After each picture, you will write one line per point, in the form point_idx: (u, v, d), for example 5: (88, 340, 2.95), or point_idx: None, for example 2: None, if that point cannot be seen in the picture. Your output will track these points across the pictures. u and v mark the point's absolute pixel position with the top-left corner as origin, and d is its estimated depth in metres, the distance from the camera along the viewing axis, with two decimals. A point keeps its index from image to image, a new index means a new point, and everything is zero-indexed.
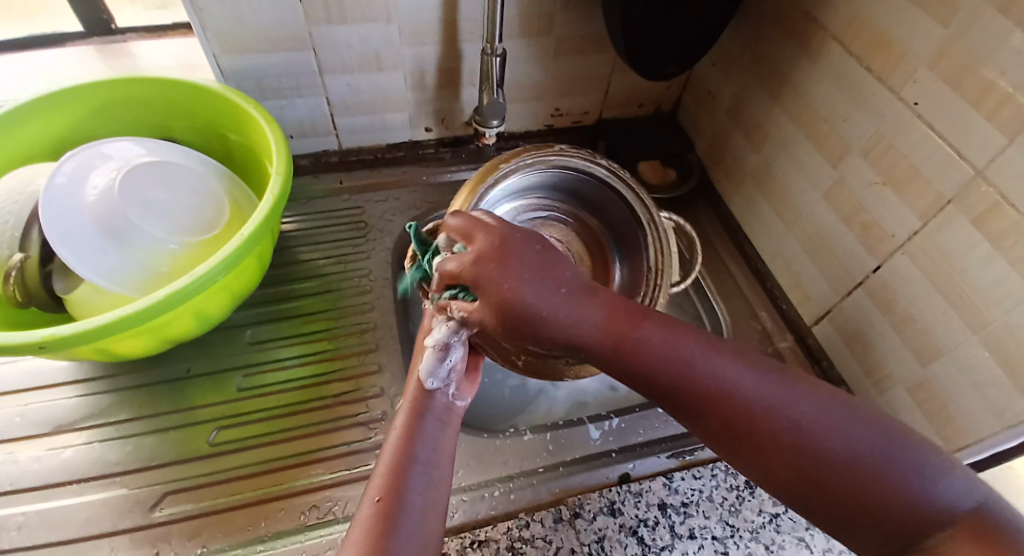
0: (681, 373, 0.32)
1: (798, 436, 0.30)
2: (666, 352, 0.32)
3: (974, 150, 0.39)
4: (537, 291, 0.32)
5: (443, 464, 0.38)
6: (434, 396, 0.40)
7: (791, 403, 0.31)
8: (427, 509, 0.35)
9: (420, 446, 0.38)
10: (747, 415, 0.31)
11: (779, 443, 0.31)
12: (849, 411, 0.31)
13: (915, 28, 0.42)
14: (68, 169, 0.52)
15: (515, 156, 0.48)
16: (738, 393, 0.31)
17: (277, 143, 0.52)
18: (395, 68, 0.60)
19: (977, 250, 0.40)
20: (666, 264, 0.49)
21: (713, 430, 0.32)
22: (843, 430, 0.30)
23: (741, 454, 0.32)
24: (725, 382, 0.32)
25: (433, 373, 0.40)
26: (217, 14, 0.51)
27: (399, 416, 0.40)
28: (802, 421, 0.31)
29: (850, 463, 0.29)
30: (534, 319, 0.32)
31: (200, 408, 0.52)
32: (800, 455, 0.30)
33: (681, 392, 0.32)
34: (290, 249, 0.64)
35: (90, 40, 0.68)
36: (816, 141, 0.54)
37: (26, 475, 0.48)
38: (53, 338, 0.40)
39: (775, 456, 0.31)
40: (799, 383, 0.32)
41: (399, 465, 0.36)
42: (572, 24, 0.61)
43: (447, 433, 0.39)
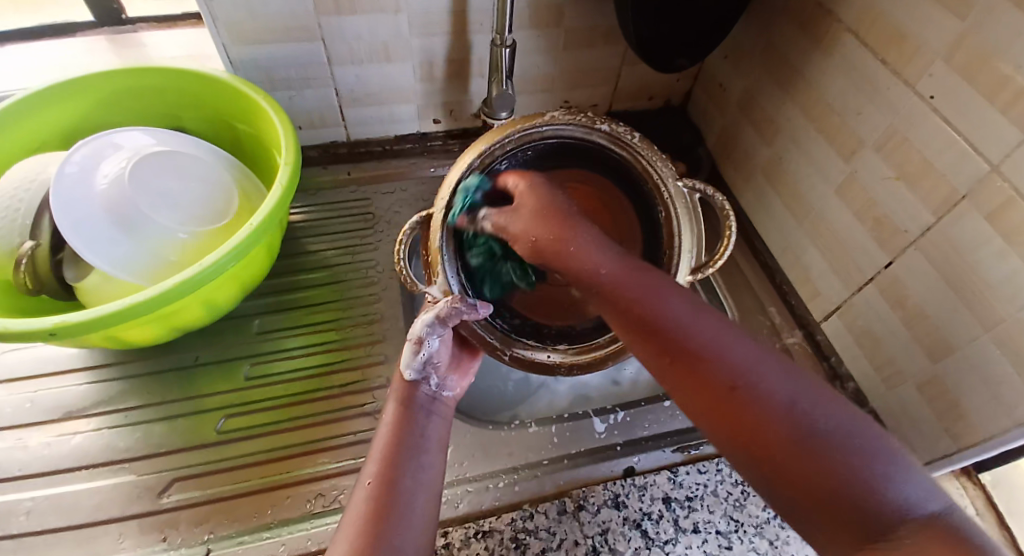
0: (669, 326, 0.34)
1: (775, 398, 0.30)
2: (669, 298, 0.36)
3: (989, 145, 0.38)
4: (578, 228, 0.39)
5: (435, 452, 0.38)
6: (418, 387, 0.41)
7: (773, 369, 0.32)
8: (422, 494, 0.35)
9: (415, 435, 0.38)
10: (727, 374, 0.31)
11: (755, 397, 0.30)
12: (828, 397, 0.31)
13: (932, 20, 0.41)
14: (78, 158, 0.52)
15: (496, 134, 0.43)
16: (723, 355, 0.32)
17: (286, 134, 0.52)
18: (404, 59, 0.60)
19: (991, 246, 0.40)
20: (682, 240, 0.43)
21: (688, 378, 0.32)
22: (820, 409, 0.30)
23: (712, 412, 0.31)
24: (712, 345, 0.33)
25: (412, 365, 0.41)
26: (227, 5, 0.51)
27: (389, 409, 0.40)
28: (780, 389, 0.30)
29: (823, 436, 0.28)
30: (571, 247, 0.38)
31: (207, 396, 0.53)
32: (772, 417, 0.29)
33: (670, 333, 0.34)
34: (298, 240, 0.64)
35: (101, 30, 0.68)
36: (828, 135, 0.53)
37: (37, 460, 0.49)
38: (64, 325, 0.40)
39: (747, 413, 0.30)
40: (790, 370, 0.32)
41: (392, 453, 0.37)
42: (582, 16, 0.61)
43: (439, 422, 0.40)
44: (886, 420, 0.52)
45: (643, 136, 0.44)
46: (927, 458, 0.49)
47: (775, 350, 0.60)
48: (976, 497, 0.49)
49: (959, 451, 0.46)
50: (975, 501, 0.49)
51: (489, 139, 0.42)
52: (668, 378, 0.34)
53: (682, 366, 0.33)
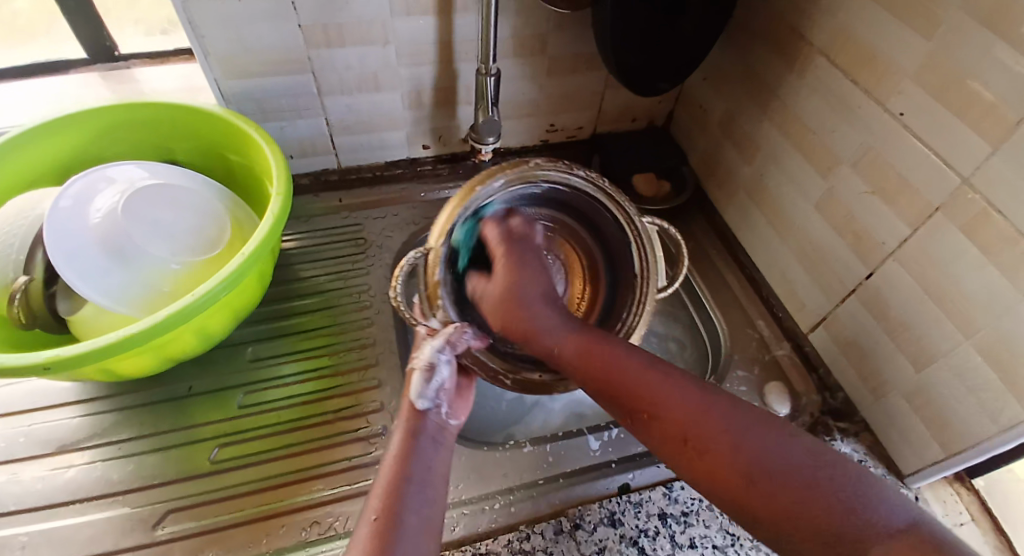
0: (626, 379, 0.37)
1: (723, 439, 0.32)
2: (626, 353, 0.38)
3: (959, 158, 0.40)
4: (526, 298, 0.44)
5: (439, 484, 0.37)
6: (426, 416, 0.40)
7: (720, 415, 0.33)
8: (423, 530, 0.33)
9: (418, 467, 0.37)
10: (684, 422, 0.34)
11: (709, 441, 0.32)
12: (774, 430, 0.32)
13: (898, 41, 0.43)
14: (73, 193, 0.52)
15: (490, 177, 0.45)
16: (676, 402, 0.34)
17: (278, 163, 0.53)
18: (393, 88, 0.62)
19: (967, 255, 0.41)
20: (649, 270, 0.48)
21: (653, 428, 0.35)
22: (772, 449, 0.31)
23: (680, 459, 0.33)
24: (662, 392, 0.35)
25: (423, 395, 0.40)
26: (220, 41, 0.52)
27: (394, 440, 0.39)
28: (729, 431, 0.32)
29: (778, 471, 0.30)
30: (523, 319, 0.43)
31: (202, 425, 0.52)
32: (728, 462, 0.31)
33: (621, 388, 0.37)
34: (291, 266, 0.65)
35: (95, 66, 0.70)
36: (805, 152, 0.55)
37: (31, 494, 0.48)
38: (58, 358, 0.40)
39: (706, 456, 0.32)
40: (739, 402, 0.34)
41: (396, 486, 0.35)
42: (566, 43, 0.63)
43: (445, 453, 0.39)
44: (876, 428, 0.53)
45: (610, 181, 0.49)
46: (918, 465, 0.49)
47: (765, 363, 0.61)
48: (969, 503, 0.50)
49: (947, 458, 0.47)
50: (968, 508, 0.49)
51: (484, 181, 0.45)
52: (639, 431, 0.36)
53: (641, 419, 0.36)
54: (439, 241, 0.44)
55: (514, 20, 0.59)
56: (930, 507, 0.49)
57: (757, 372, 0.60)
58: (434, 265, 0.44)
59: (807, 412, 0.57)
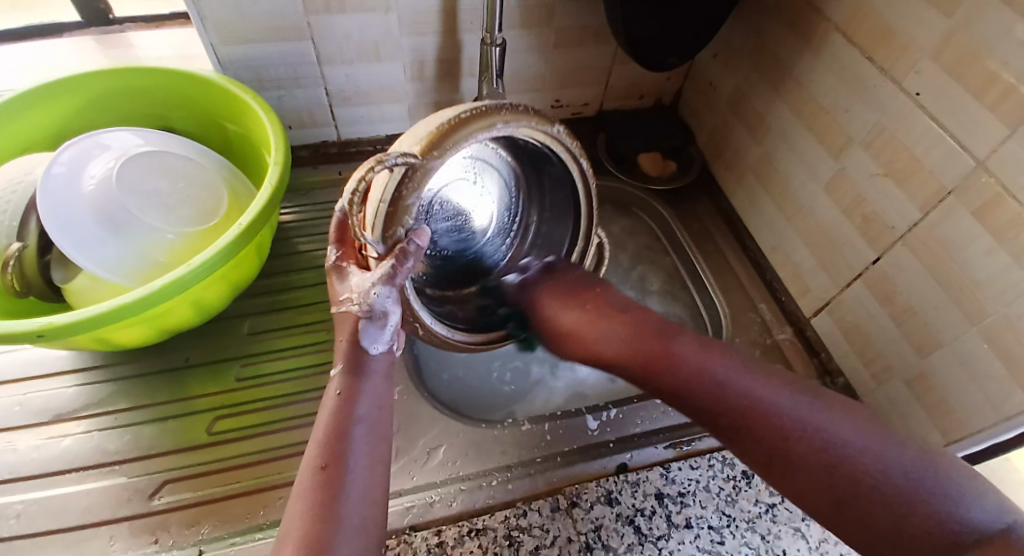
0: (715, 390, 0.40)
1: (820, 441, 0.36)
2: (700, 360, 0.42)
3: (976, 142, 0.39)
4: (602, 315, 0.47)
5: (379, 423, 0.37)
6: (367, 355, 0.38)
7: (821, 413, 0.38)
8: (365, 471, 0.35)
9: (361, 410, 0.37)
10: (782, 430, 0.37)
11: (818, 450, 0.36)
12: (861, 424, 0.37)
13: (919, 19, 0.41)
14: (65, 159, 0.51)
15: (514, 117, 0.36)
16: (767, 407, 0.39)
17: (275, 133, 0.52)
18: (395, 58, 0.60)
19: (979, 242, 0.40)
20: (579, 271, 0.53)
21: (749, 445, 0.39)
22: (858, 441, 0.36)
23: (773, 469, 0.37)
24: (750, 398, 0.39)
25: (373, 340, 0.37)
26: (215, 4, 0.50)
27: (336, 378, 0.38)
28: (835, 433, 0.36)
29: (879, 471, 0.34)
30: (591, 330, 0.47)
31: (197, 398, 0.52)
32: (819, 462, 0.36)
33: (722, 398, 0.40)
34: (289, 239, 0.64)
35: (89, 31, 0.68)
36: (817, 133, 0.54)
37: (26, 462, 0.48)
38: (51, 327, 0.40)
39: (800, 460, 0.36)
40: (820, 400, 0.39)
41: (340, 430, 0.36)
42: (573, 14, 0.61)
43: (388, 386, 0.39)
44: (876, 414, 0.53)
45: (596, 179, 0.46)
46: None
47: (766, 347, 0.61)
48: None
49: (947, 445, 0.46)
50: None
51: (508, 120, 0.36)
52: (725, 440, 0.40)
53: (741, 434, 0.39)
54: (436, 154, 0.32)
55: None
56: None
57: (758, 356, 0.60)
58: (417, 182, 0.32)
59: None
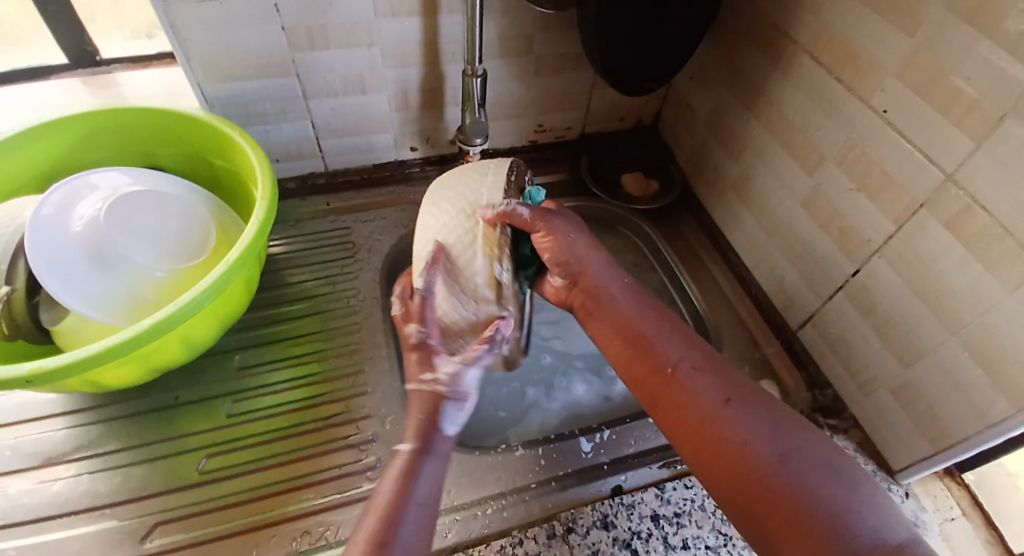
0: (657, 365, 0.43)
1: (741, 433, 0.37)
2: (663, 343, 0.44)
3: (944, 156, 0.40)
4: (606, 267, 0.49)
5: (431, 505, 0.37)
6: (436, 436, 0.40)
7: (752, 411, 0.38)
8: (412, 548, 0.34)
9: (416, 488, 0.37)
10: (707, 414, 0.39)
11: (725, 429, 0.37)
12: (795, 428, 0.37)
13: (881, 39, 0.43)
14: (54, 201, 0.52)
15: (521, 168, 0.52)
16: (699, 395, 0.40)
17: (262, 167, 0.52)
18: (379, 90, 0.61)
19: (952, 253, 0.41)
20: None
21: (671, 405, 0.41)
22: (780, 443, 0.36)
23: (691, 447, 0.39)
24: (689, 381, 0.41)
25: (451, 422, 0.41)
26: (202, 44, 0.51)
27: (400, 455, 0.39)
28: (750, 425, 0.37)
29: (776, 469, 0.35)
30: (592, 277, 0.49)
31: (189, 436, 0.52)
32: (732, 449, 0.36)
33: (662, 367, 0.42)
34: (278, 271, 0.64)
35: (76, 72, 0.69)
36: (791, 150, 0.55)
37: (17, 508, 0.47)
38: (40, 371, 0.39)
39: (718, 445, 0.37)
40: (761, 405, 0.39)
41: (397, 504, 0.36)
42: (551, 42, 0.62)
43: (441, 472, 0.39)
44: (866, 425, 0.54)
45: None
46: (909, 459, 0.49)
47: (755, 361, 0.61)
48: (959, 497, 0.50)
49: (936, 454, 0.47)
50: (958, 501, 0.50)
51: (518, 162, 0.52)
52: (659, 416, 0.42)
53: (669, 395, 0.41)
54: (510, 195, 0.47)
55: (500, 20, 0.58)
56: (920, 502, 0.49)
57: (747, 371, 0.60)
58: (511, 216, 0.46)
59: (797, 409, 0.57)
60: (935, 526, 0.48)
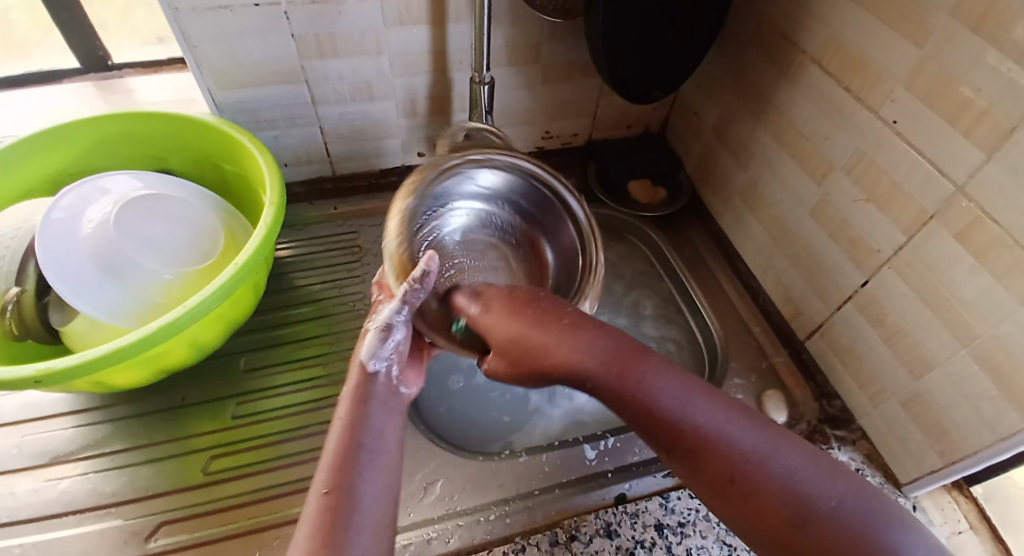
0: (651, 407, 0.31)
1: (779, 482, 0.28)
2: (652, 380, 0.32)
3: (953, 166, 0.40)
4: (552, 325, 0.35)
5: (391, 453, 0.34)
6: (378, 378, 0.37)
7: (772, 442, 0.30)
8: (374, 503, 0.31)
9: (368, 435, 0.34)
10: (733, 466, 0.29)
11: (760, 487, 0.29)
12: (822, 462, 0.30)
13: (890, 49, 0.43)
14: (66, 204, 0.52)
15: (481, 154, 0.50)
16: (720, 439, 0.30)
17: (271, 173, 0.53)
18: (388, 96, 0.62)
19: (962, 263, 0.41)
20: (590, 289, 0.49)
21: (688, 468, 0.31)
22: (821, 486, 0.29)
23: (718, 498, 0.30)
24: (700, 422, 0.31)
25: (376, 355, 0.38)
26: (212, 52, 0.52)
27: (343, 406, 0.36)
28: (783, 464, 0.29)
29: (827, 522, 0.27)
30: (548, 348, 0.34)
31: (194, 438, 0.52)
32: (777, 506, 0.28)
33: (667, 426, 0.31)
34: (285, 274, 0.64)
35: (89, 76, 0.70)
36: (800, 159, 0.55)
37: (23, 507, 0.48)
38: (48, 371, 0.40)
39: (756, 501, 0.29)
40: (785, 438, 0.30)
41: (347, 455, 0.32)
42: (559, 50, 0.63)
43: (397, 419, 0.36)
44: (873, 436, 0.53)
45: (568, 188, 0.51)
46: (918, 472, 0.49)
47: (762, 370, 0.61)
48: (968, 511, 0.49)
49: (945, 467, 0.46)
50: (968, 515, 0.49)
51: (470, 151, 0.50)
52: (672, 462, 0.32)
53: (679, 455, 0.31)
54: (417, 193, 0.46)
55: (508, 28, 0.59)
56: (929, 515, 0.49)
57: (754, 381, 0.60)
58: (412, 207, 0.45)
59: (805, 419, 0.56)
60: (943, 539, 0.47)
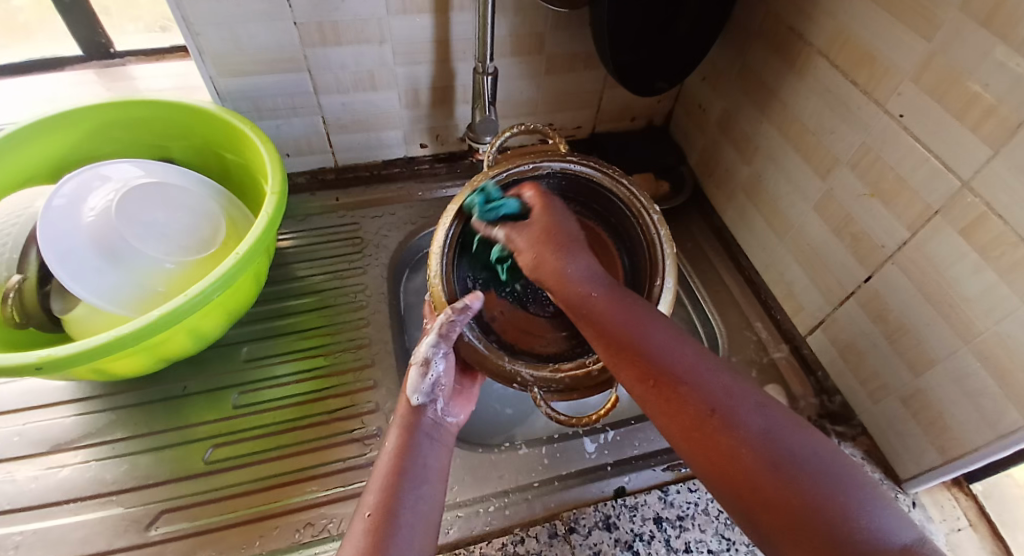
0: (637, 343, 0.36)
1: (749, 427, 0.31)
2: (650, 329, 0.37)
3: (959, 162, 0.40)
4: (569, 255, 0.41)
5: (435, 482, 0.36)
6: (423, 413, 0.39)
7: (751, 397, 0.32)
8: (418, 529, 0.33)
9: (415, 465, 0.36)
10: (706, 405, 0.32)
11: (731, 426, 0.31)
12: (799, 425, 0.31)
13: (898, 43, 0.42)
14: (67, 191, 0.52)
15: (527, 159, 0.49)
16: (700, 382, 0.33)
17: (273, 162, 0.53)
18: (390, 87, 0.61)
19: (965, 260, 0.41)
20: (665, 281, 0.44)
21: (665, 401, 0.33)
22: (792, 439, 0.30)
23: (687, 435, 0.32)
24: (685, 367, 0.34)
25: (418, 390, 0.40)
26: (214, 39, 0.52)
27: (391, 435, 0.38)
28: (759, 416, 0.31)
29: (794, 467, 0.29)
30: (568, 273, 0.40)
31: (195, 426, 0.52)
32: (744, 443, 0.30)
33: (654, 361, 0.35)
34: (288, 265, 0.64)
35: (90, 64, 0.69)
36: (804, 153, 0.55)
37: (24, 494, 0.48)
38: (49, 358, 0.40)
39: (722, 440, 0.30)
40: (768, 399, 0.33)
41: (392, 483, 0.35)
42: (562, 41, 0.62)
43: (442, 451, 0.38)
44: (873, 432, 0.53)
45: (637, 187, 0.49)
46: (917, 468, 0.49)
47: (763, 365, 0.60)
48: (967, 507, 0.49)
49: (944, 463, 0.46)
50: (966, 513, 0.49)
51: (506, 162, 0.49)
52: (647, 401, 0.34)
53: (661, 389, 0.34)
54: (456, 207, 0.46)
55: (512, 18, 0.58)
56: (928, 512, 0.49)
57: (754, 375, 0.60)
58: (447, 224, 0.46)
59: (805, 415, 0.56)
60: (942, 536, 0.47)
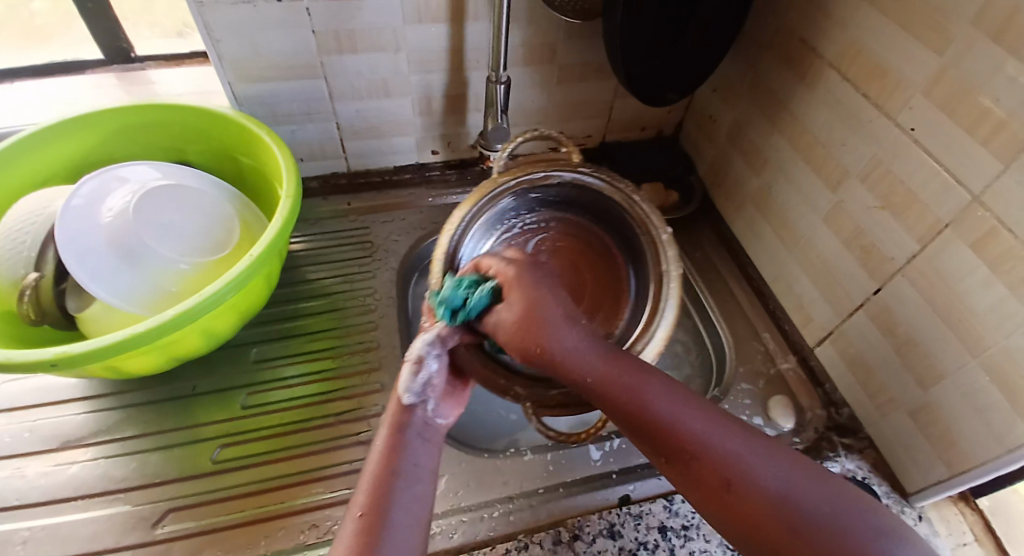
0: (641, 413, 0.32)
1: (769, 487, 0.28)
2: (652, 393, 0.33)
3: (970, 176, 0.40)
4: (557, 330, 0.35)
5: (427, 481, 0.35)
6: (413, 412, 0.37)
7: (760, 452, 0.30)
8: (412, 529, 0.32)
9: (405, 464, 0.35)
10: (723, 470, 0.29)
11: (751, 491, 0.29)
12: (813, 474, 0.29)
13: (910, 57, 0.43)
14: (85, 192, 0.53)
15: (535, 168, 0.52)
16: (711, 446, 0.30)
17: (288, 166, 0.53)
18: (404, 94, 0.62)
19: (975, 274, 0.40)
20: (665, 302, 0.45)
21: (684, 474, 0.31)
22: (809, 491, 0.29)
23: (712, 506, 0.30)
24: (694, 431, 0.31)
25: (410, 389, 0.38)
26: (233, 45, 0.53)
27: (381, 434, 0.37)
28: (772, 473, 0.29)
29: (814, 528, 0.27)
30: (558, 343, 0.35)
31: (203, 426, 0.53)
32: (769, 510, 0.28)
33: (661, 430, 0.32)
34: (299, 268, 0.65)
35: (111, 67, 0.71)
36: (814, 166, 0.55)
37: (34, 490, 0.49)
38: (64, 355, 0.41)
39: (748, 510, 0.28)
40: (772, 446, 0.31)
41: (383, 481, 0.34)
42: (574, 51, 0.63)
43: (433, 451, 0.37)
44: (881, 446, 0.53)
45: (647, 203, 0.51)
46: (925, 482, 0.48)
47: (771, 376, 0.60)
48: (974, 523, 0.48)
49: (952, 478, 0.46)
50: (972, 527, 0.48)
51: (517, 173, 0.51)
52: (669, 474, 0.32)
53: (675, 460, 0.31)
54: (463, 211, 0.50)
55: (525, 29, 0.59)
56: (934, 526, 0.48)
57: (762, 386, 0.59)
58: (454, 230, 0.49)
59: (812, 427, 0.56)
60: (947, 551, 0.47)
